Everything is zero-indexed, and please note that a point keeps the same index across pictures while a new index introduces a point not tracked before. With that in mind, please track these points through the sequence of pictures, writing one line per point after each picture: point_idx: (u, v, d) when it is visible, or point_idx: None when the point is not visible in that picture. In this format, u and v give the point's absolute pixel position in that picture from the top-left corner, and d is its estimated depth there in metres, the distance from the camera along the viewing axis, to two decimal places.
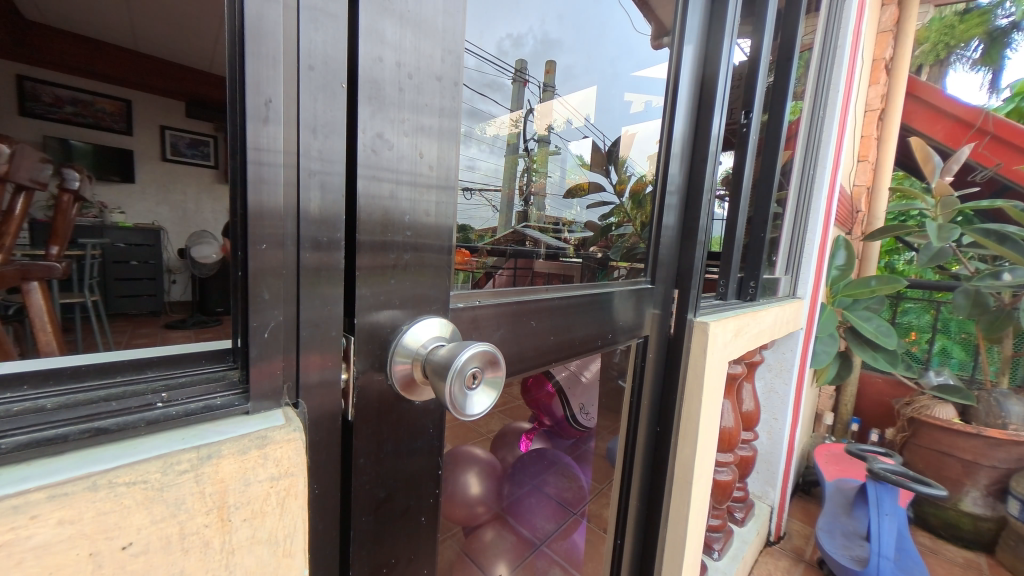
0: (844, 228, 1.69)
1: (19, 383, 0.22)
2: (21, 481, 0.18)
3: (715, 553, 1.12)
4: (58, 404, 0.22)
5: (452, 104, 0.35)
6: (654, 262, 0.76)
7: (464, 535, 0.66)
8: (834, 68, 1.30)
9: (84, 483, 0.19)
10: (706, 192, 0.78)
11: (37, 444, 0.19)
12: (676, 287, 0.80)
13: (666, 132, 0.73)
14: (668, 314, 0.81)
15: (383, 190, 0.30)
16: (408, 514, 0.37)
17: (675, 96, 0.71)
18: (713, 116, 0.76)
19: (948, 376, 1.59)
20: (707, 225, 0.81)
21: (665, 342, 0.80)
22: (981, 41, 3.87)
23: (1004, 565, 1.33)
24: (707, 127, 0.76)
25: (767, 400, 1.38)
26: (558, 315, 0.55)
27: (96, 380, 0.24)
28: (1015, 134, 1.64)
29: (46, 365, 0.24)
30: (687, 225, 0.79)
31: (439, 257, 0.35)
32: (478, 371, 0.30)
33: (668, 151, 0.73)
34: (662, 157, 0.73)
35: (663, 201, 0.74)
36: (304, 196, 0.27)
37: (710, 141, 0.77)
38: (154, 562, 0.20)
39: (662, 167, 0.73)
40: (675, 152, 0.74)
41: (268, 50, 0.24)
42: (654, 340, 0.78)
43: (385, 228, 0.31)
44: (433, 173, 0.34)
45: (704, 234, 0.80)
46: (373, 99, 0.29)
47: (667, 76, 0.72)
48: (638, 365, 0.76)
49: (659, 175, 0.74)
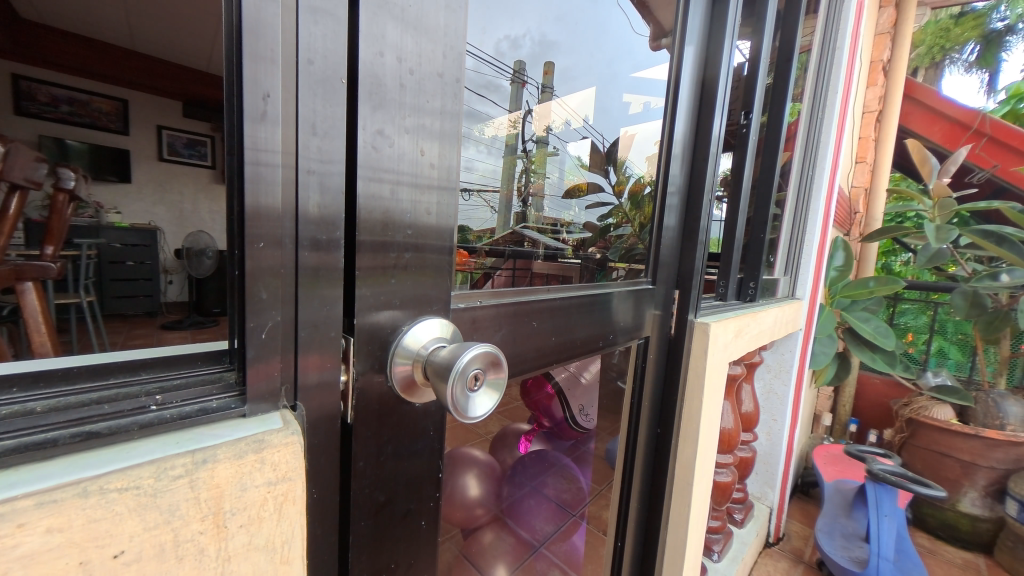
0: (842, 229, 1.70)
1: (10, 386, 0.22)
2: (11, 486, 0.17)
3: (715, 555, 1.12)
4: (49, 407, 0.21)
5: (453, 103, 0.34)
6: (656, 263, 0.75)
7: (464, 538, 0.66)
8: (833, 69, 1.30)
9: (74, 490, 0.18)
10: (707, 192, 0.77)
11: (26, 449, 0.19)
12: (677, 289, 0.80)
13: (667, 133, 0.72)
14: (669, 315, 0.80)
15: (383, 189, 0.30)
16: (408, 517, 0.36)
17: (676, 97, 0.71)
18: (714, 117, 0.75)
19: (945, 378, 1.61)
20: (708, 225, 0.80)
21: (666, 343, 0.80)
22: (976, 45, 3.92)
23: (1002, 565, 1.34)
24: (708, 128, 0.75)
25: (766, 400, 1.37)
26: (559, 317, 0.55)
27: (88, 381, 0.24)
28: (1012, 136, 1.64)
29: (36, 366, 0.23)
30: (688, 226, 0.79)
31: (440, 257, 0.35)
32: (480, 373, 0.30)
33: (670, 152, 0.72)
34: (663, 158, 0.73)
35: (665, 202, 0.74)
36: (303, 195, 0.26)
37: (712, 142, 0.77)
38: (147, 571, 0.20)
39: (663, 168, 0.73)
40: (676, 153, 0.73)
41: (266, 44, 0.23)
42: (655, 341, 0.77)
43: (385, 228, 0.30)
44: (434, 172, 0.33)
45: (705, 234, 0.80)
46: (374, 97, 0.28)
47: (669, 77, 0.72)
48: (639, 366, 0.76)
49: (660, 175, 0.74)
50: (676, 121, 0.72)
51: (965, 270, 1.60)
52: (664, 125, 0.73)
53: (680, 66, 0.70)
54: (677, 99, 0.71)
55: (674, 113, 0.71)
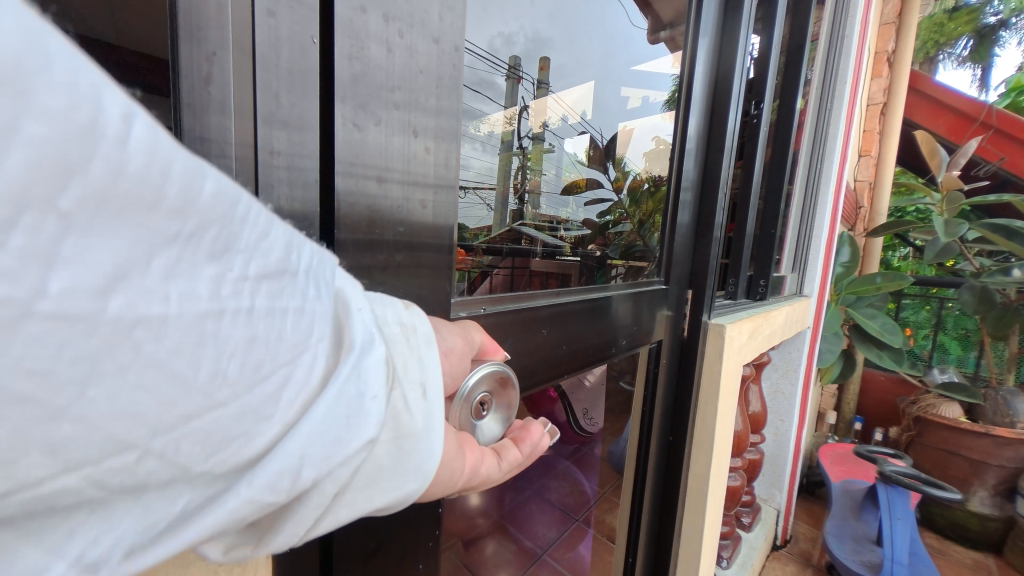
0: (847, 224, 1.66)
1: None
2: None
3: (724, 562, 1.08)
4: None
5: (452, 77, 0.29)
6: (669, 262, 0.71)
7: (465, 548, 0.60)
8: (842, 59, 1.26)
9: None
10: (722, 186, 0.73)
11: None
12: (690, 289, 0.76)
13: (681, 125, 0.68)
14: (681, 316, 0.76)
15: (369, 179, 0.25)
16: (405, 561, 0.32)
17: (688, 87, 0.66)
18: (729, 109, 0.71)
19: (951, 375, 1.58)
20: (722, 221, 0.76)
21: (679, 345, 0.76)
22: (970, 39, 3.84)
23: (1014, 566, 1.31)
24: (723, 120, 0.71)
25: (773, 401, 1.34)
26: (567, 323, 0.51)
27: None
28: (1017, 127, 1.61)
29: None
30: (701, 222, 0.74)
31: (438, 258, 0.30)
32: (487, 397, 0.27)
33: (682, 146, 0.68)
34: (676, 152, 0.68)
35: (680, 196, 0.70)
36: (269, 181, 0.21)
37: (729, 135, 0.72)
38: None
39: (676, 163, 0.69)
40: (690, 146, 0.69)
41: (211, 14, 0.19)
42: (668, 344, 0.73)
43: (372, 224, 0.26)
44: (431, 160, 0.28)
45: (719, 230, 0.76)
46: (355, 61, 0.23)
47: (682, 62, 0.67)
48: (653, 367, 0.72)
49: (672, 170, 0.69)
50: (688, 113, 0.67)
51: (970, 265, 1.57)
52: (677, 118, 0.68)
53: (693, 54, 0.65)
54: (690, 89, 0.66)
55: (685, 105, 0.67)
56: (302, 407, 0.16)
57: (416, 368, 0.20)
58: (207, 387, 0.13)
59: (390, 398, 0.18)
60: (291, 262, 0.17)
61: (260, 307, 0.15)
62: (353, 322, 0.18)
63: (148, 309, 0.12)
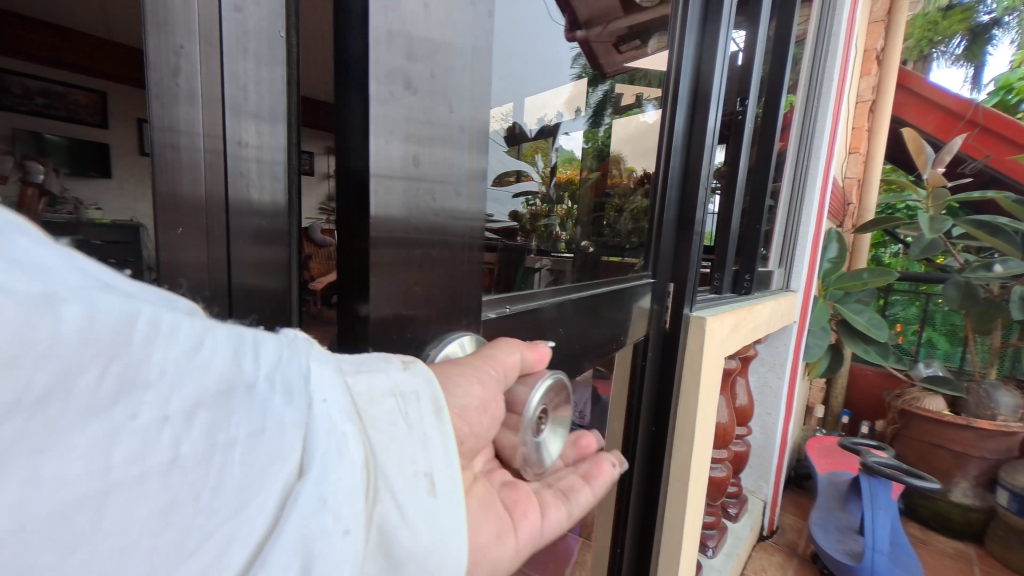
0: (836, 220, 1.68)
1: None
2: None
3: (711, 551, 1.10)
4: None
5: (483, 43, 0.30)
6: (650, 255, 0.74)
7: None
8: (829, 57, 1.27)
9: None
10: (703, 183, 0.74)
11: None
12: (672, 282, 0.77)
13: (669, 121, 0.70)
14: (663, 309, 0.77)
15: (406, 156, 0.26)
16: None
17: (677, 84, 0.69)
18: (710, 109, 0.72)
19: (936, 368, 1.65)
20: (704, 217, 0.77)
21: (661, 337, 0.77)
22: (962, 37, 3.43)
23: (994, 555, 1.34)
24: (704, 120, 0.72)
25: (760, 394, 1.35)
26: (578, 320, 0.56)
27: None
28: (1005, 125, 1.64)
29: None
30: (684, 217, 0.75)
31: (467, 240, 0.31)
32: (545, 410, 0.29)
33: (669, 142, 0.71)
34: (665, 148, 0.71)
35: (663, 192, 0.71)
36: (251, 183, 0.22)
37: (710, 133, 0.73)
38: None
39: (664, 158, 0.71)
40: (672, 146, 0.70)
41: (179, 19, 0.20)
42: (651, 337, 0.75)
43: (408, 202, 0.26)
44: (465, 137, 0.29)
45: (701, 226, 0.77)
46: (394, 25, 0.24)
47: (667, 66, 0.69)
48: (637, 359, 0.74)
49: (659, 166, 0.72)
50: (678, 110, 0.70)
51: (953, 261, 1.60)
52: (667, 115, 0.70)
53: (685, 54, 0.68)
54: (676, 88, 0.69)
55: (674, 102, 0.70)
56: (262, 546, 0.14)
57: (415, 449, 0.19)
58: (156, 520, 0.13)
59: (375, 509, 0.17)
60: (243, 372, 0.16)
61: (211, 438, 0.14)
62: (323, 427, 0.16)
63: (70, 468, 0.12)
